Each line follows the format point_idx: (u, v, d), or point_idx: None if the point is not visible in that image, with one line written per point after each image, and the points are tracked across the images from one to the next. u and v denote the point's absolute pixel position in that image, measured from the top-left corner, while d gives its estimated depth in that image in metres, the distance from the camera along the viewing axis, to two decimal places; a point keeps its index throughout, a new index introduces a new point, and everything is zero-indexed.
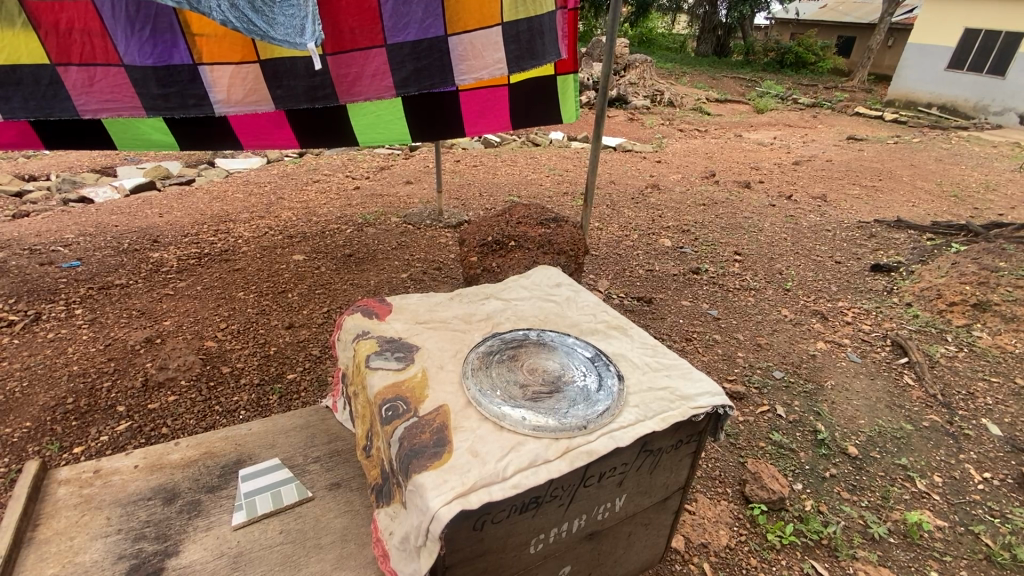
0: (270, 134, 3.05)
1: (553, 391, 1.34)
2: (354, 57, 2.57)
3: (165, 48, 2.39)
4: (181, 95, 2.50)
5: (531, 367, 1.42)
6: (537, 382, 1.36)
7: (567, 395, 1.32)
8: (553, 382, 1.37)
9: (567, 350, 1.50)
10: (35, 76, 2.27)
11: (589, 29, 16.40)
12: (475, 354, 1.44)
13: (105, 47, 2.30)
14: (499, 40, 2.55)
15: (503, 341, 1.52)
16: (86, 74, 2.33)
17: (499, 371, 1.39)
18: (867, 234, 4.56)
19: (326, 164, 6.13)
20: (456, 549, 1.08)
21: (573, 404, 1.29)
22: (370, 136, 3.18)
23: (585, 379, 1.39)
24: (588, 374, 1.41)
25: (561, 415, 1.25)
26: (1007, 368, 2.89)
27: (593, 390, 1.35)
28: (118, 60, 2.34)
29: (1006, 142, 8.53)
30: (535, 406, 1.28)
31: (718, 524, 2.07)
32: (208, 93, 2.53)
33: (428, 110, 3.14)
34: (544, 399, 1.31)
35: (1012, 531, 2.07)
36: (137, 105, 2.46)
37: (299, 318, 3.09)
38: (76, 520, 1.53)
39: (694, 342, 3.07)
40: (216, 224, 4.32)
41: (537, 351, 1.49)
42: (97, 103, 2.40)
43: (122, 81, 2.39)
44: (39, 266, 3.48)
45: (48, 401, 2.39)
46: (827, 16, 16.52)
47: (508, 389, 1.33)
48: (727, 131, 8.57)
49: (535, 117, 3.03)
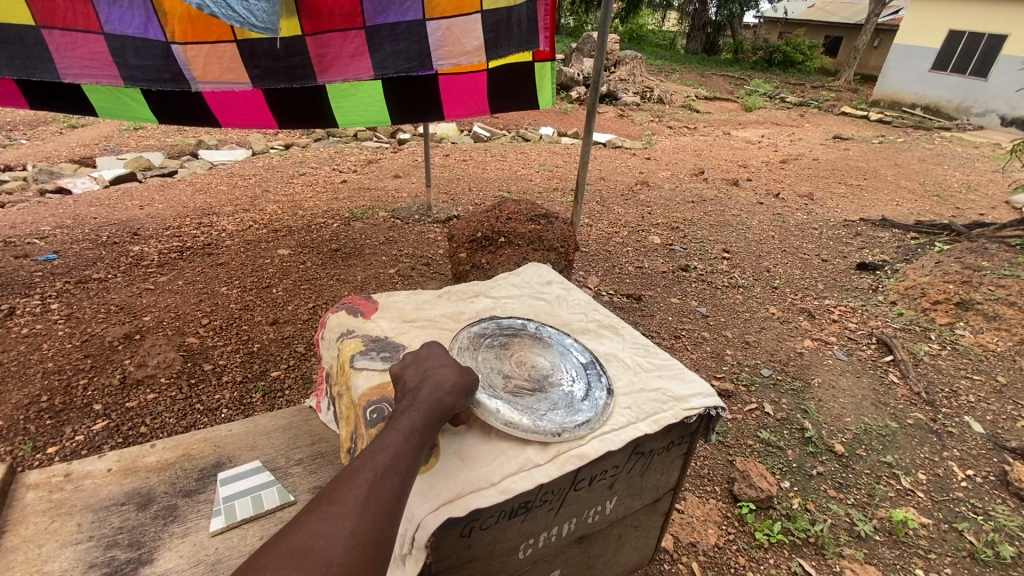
0: (247, 113, 2.96)
1: (536, 391, 1.30)
2: (333, 38, 2.51)
3: (141, 21, 2.30)
4: (156, 69, 2.42)
5: (521, 361, 1.39)
6: (521, 379, 1.33)
7: (549, 398, 1.28)
8: (538, 382, 1.33)
9: (563, 351, 1.45)
10: (22, 36, 2.19)
11: (580, 24, 16.27)
12: (467, 333, 1.42)
13: (87, 13, 2.21)
14: (477, 27, 2.50)
15: (499, 328, 1.49)
16: (69, 39, 2.25)
17: (487, 357, 1.36)
18: (853, 232, 4.59)
19: (313, 157, 6.02)
20: (443, 555, 1.04)
21: (552, 408, 1.25)
22: (349, 117, 3.12)
23: (573, 386, 1.33)
24: (577, 381, 1.35)
25: (536, 417, 1.20)
26: (989, 366, 2.93)
27: (579, 397, 1.30)
28: (98, 28, 2.26)
29: (987, 143, 8.67)
30: (512, 401, 1.24)
31: (707, 523, 2.06)
32: (183, 69, 2.46)
33: (405, 91, 3.06)
34: (524, 397, 1.27)
35: (994, 529, 2.09)
36: (115, 74, 2.39)
37: (284, 315, 3.02)
38: (45, 527, 1.47)
39: (683, 340, 3.06)
40: (199, 217, 4.22)
41: (531, 346, 1.45)
42: (78, 68, 2.32)
43: (102, 49, 2.31)
44: (13, 260, 3.37)
45: (22, 399, 2.31)
46: (815, 16, 16.67)
47: (489, 376, 1.30)
48: (716, 129, 8.57)
49: (513, 102, 3.01)
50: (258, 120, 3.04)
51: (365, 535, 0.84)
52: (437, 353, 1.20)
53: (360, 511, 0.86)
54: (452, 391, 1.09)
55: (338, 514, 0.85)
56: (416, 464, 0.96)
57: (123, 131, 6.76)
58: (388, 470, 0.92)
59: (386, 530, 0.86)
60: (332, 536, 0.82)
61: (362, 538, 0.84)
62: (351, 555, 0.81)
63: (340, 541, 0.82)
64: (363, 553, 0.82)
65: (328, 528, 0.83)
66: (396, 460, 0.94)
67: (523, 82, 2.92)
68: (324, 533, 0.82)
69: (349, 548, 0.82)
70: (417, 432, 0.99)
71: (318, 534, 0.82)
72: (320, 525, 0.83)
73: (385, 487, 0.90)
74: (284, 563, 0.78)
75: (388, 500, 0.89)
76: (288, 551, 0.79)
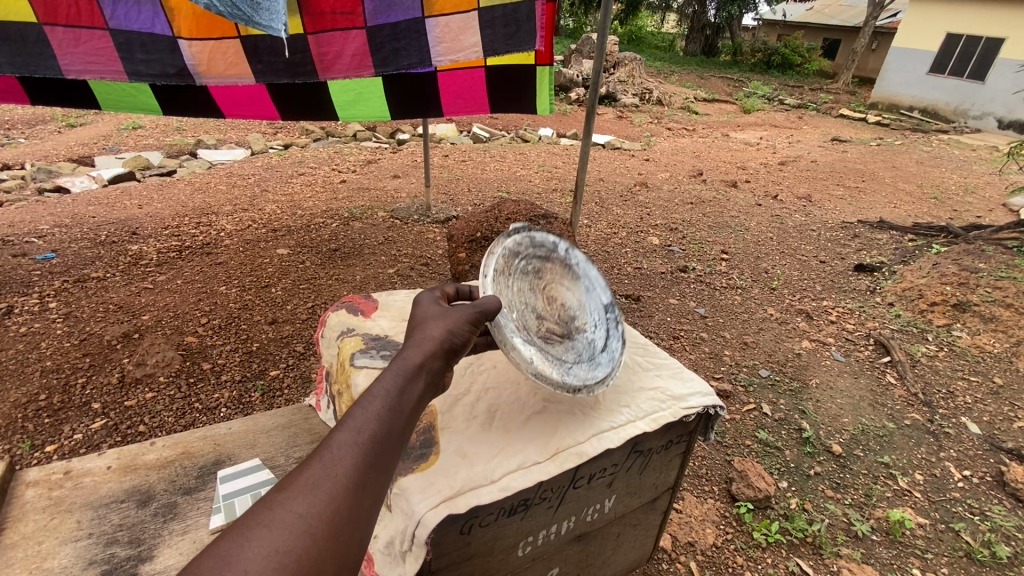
0: (251, 105, 2.95)
1: (563, 338, 1.35)
2: (335, 36, 2.53)
3: (148, 16, 2.31)
4: (161, 63, 2.43)
5: (548, 300, 1.41)
6: (550, 324, 1.36)
7: (573, 346, 1.34)
8: (564, 330, 1.38)
9: (585, 292, 1.51)
10: (22, 34, 2.19)
11: (579, 26, 16.29)
12: (503, 248, 1.31)
13: (91, 9, 2.22)
14: (476, 25, 2.51)
15: (533, 245, 1.40)
16: (72, 35, 2.25)
17: (518, 288, 1.31)
18: (851, 234, 4.60)
19: (312, 157, 6.02)
20: (442, 553, 1.05)
21: (579, 359, 1.31)
22: (350, 112, 3.13)
23: (593, 335, 1.42)
24: (597, 330, 1.45)
25: (565, 371, 1.22)
26: (985, 367, 2.95)
27: (600, 350, 1.40)
28: (103, 24, 2.26)
29: (984, 146, 8.71)
30: (543, 350, 1.24)
31: (705, 522, 2.07)
32: (188, 64, 2.47)
33: (404, 88, 3.05)
34: (553, 345, 1.29)
35: (991, 529, 2.10)
36: (119, 69, 2.38)
37: (283, 314, 3.02)
38: (44, 524, 1.48)
39: (682, 340, 3.07)
40: (197, 217, 4.21)
41: (558, 281, 1.47)
42: (81, 64, 2.31)
43: (107, 45, 2.31)
44: (12, 258, 3.37)
45: (21, 397, 2.31)
46: (814, 18, 16.73)
47: (523, 314, 1.29)
48: (714, 130, 8.59)
49: (513, 104, 3.03)
50: (261, 111, 3.01)
51: (322, 520, 0.64)
52: (426, 302, 1.03)
53: (315, 490, 0.66)
54: (436, 343, 0.90)
55: (288, 497, 0.64)
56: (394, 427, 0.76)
57: (122, 131, 6.75)
58: (356, 437, 0.71)
59: (353, 513, 0.67)
60: (276, 522, 0.62)
61: (323, 527, 0.64)
62: (307, 548, 0.62)
63: (293, 534, 0.62)
64: (324, 543, 0.63)
65: (275, 515, 0.62)
66: (365, 425, 0.73)
67: (523, 84, 2.93)
68: (270, 524, 0.61)
69: (301, 536, 0.62)
70: (392, 390, 0.79)
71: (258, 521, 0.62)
72: (264, 512, 0.62)
73: (353, 459, 0.69)
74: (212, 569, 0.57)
75: (355, 475, 0.69)
76: (216, 553, 0.58)
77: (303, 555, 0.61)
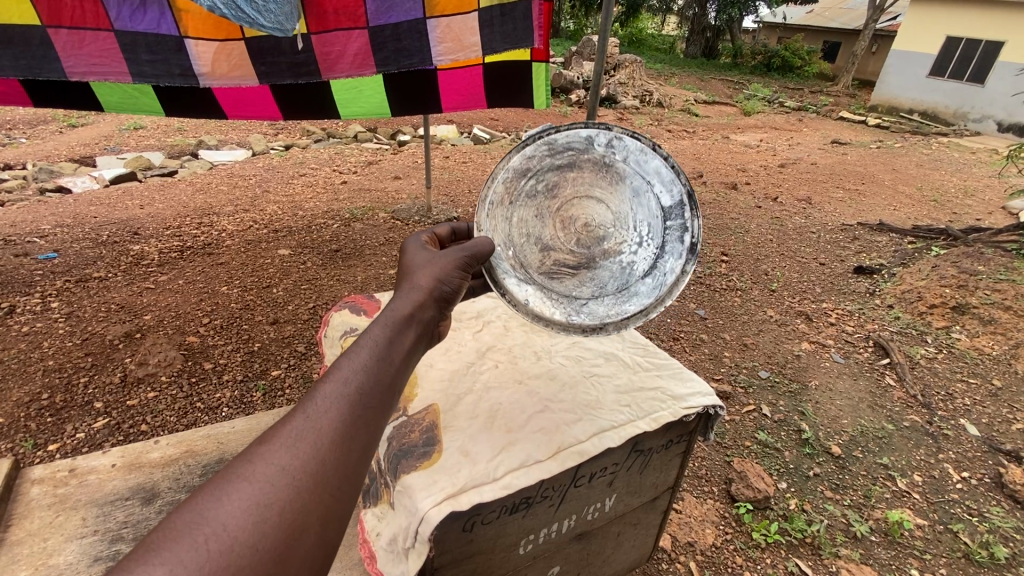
0: (253, 106, 2.93)
1: (579, 268, 1.39)
2: (337, 36, 2.55)
3: (154, 17, 2.32)
4: (167, 63, 2.44)
5: (568, 220, 1.39)
6: (565, 252, 1.40)
7: (593, 278, 1.38)
8: (583, 256, 1.40)
9: (636, 191, 1.37)
10: (26, 36, 2.21)
11: (580, 28, 16.31)
12: (505, 175, 1.30)
13: (96, 11, 2.22)
14: (475, 25, 2.55)
15: (552, 152, 1.33)
16: (77, 37, 2.26)
17: (523, 219, 1.36)
18: (851, 236, 4.62)
19: (313, 158, 6.04)
20: (445, 550, 1.06)
21: (598, 294, 1.34)
22: (351, 109, 3.10)
23: (634, 256, 1.37)
24: (642, 246, 1.37)
25: (571, 313, 1.30)
26: (984, 369, 2.96)
27: (640, 272, 1.36)
28: (108, 25, 2.27)
29: (984, 148, 8.72)
30: (548, 290, 1.32)
31: (705, 523, 2.08)
32: (193, 64, 2.50)
33: (405, 86, 3.03)
34: (563, 279, 1.36)
35: (989, 530, 2.11)
36: (124, 70, 2.40)
37: (284, 314, 3.03)
38: (50, 521, 1.50)
39: (681, 342, 3.08)
40: (199, 217, 4.23)
41: (592, 189, 1.39)
42: (85, 66, 2.34)
43: (112, 46, 2.33)
44: (14, 258, 3.38)
45: (23, 396, 2.32)
46: (814, 21, 16.78)
47: (526, 250, 1.35)
48: (715, 132, 8.61)
49: (510, 99, 3.09)
50: (264, 111, 2.99)
51: (307, 471, 0.62)
52: (414, 258, 1.03)
53: (300, 440, 0.63)
54: (421, 299, 0.91)
55: (271, 448, 0.62)
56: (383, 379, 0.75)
57: (123, 131, 6.76)
58: (341, 388, 0.70)
59: (340, 465, 0.64)
60: (258, 475, 0.60)
61: (307, 477, 0.61)
62: (291, 498, 0.59)
63: (276, 486, 0.60)
64: (309, 495, 0.60)
65: (256, 468, 0.60)
66: (353, 376, 0.72)
67: (520, 80, 3.00)
68: (251, 475, 0.59)
69: (285, 486, 0.60)
70: (380, 341, 0.78)
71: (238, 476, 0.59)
72: (245, 465, 0.60)
73: (338, 410, 0.68)
74: (191, 521, 0.55)
75: (342, 423, 0.67)
76: (194, 507, 0.56)
77: (286, 508, 0.59)
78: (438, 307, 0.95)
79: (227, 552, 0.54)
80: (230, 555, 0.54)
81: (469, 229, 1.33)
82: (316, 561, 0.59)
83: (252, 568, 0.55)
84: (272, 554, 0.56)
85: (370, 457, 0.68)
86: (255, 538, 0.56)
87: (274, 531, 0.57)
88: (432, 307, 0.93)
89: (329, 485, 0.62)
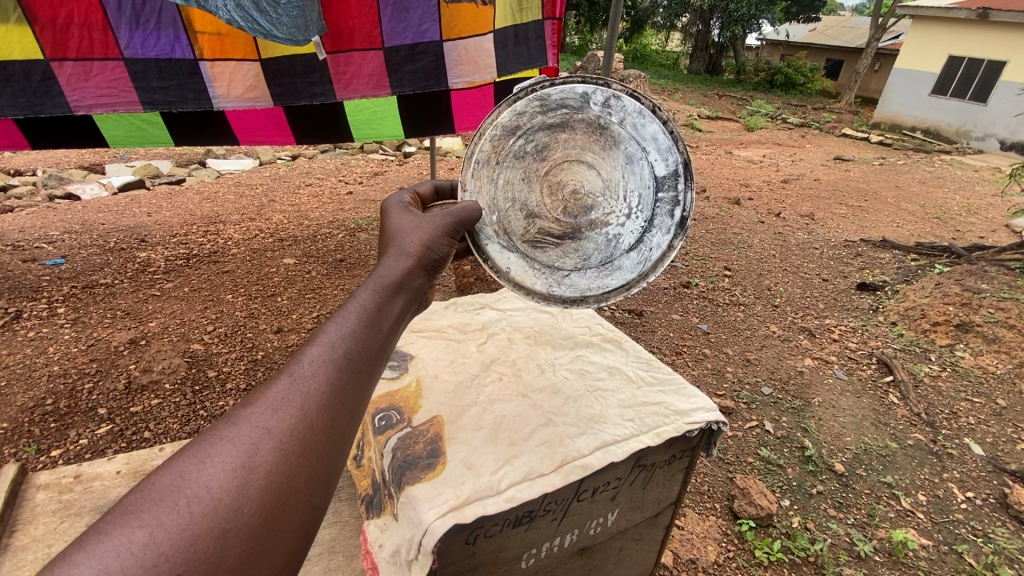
0: (266, 129, 2.96)
1: (563, 239, 1.41)
2: (353, 57, 2.64)
3: (167, 41, 2.38)
4: (179, 88, 2.49)
5: (557, 184, 1.39)
6: (551, 221, 1.41)
7: (577, 247, 1.41)
8: (569, 227, 1.41)
9: (630, 158, 1.37)
10: (27, 72, 2.21)
11: (584, 44, 16.54)
12: (494, 133, 1.30)
13: (105, 40, 2.27)
14: (490, 47, 2.72)
15: (543, 109, 1.32)
16: (82, 69, 2.29)
17: (510, 181, 1.37)
18: (854, 253, 4.63)
19: (319, 168, 6.10)
20: (448, 562, 1.05)
21: (581, 266, 1.39)
22: (364, 132, 3.15)
23: (620, 227, 1.40)
24: (629, 217, 1.40)
25: (552, 283, 1.37)
26: (989, 388, 2.95)
27: (625, 246, 1.39)
28: (118, 53, 2.31)
29: (986, 167, 8.77)
30: (531, 258, 1.37)
31: (707, 540, 2.06)
32: (209, 87, 2.54)
33: (417, 108, 3.07)
34: (546, 249, 1.40)
35: (994, 551, 2.09)
36: (133, 100, 2.44)
37: (288, 323, 3.04)
38: (54, 527, 1.60)
39: (684, 356, 3.08)
40: (205, 225, 4.27)
41: (583, 152, 1.39)
42: (92, 98, 2.36)
43: (120, 75, 2.36)
44: (22, 264, 3.41)
45: (27, 401, 2.33)
46: (816, 40, 17.00)
47: (511, 216, 1.37)
48: (718, 148, 8.66)
49: None
50: (275, 136, 3.03)
51: (292, 432, 0.62)
52: (402, 222, 1.04)
53: (282, 400, 0.64)
54: (411, 266, 0.92)
55: (255, 411, 0.63)
56: (365, 338, 0.75)
57: None
58: (326, 353, 0.71)
59: (326, 430, 0.65)
60: (239, 435, 0.60)
61: (293, 440, 0.62)
62: (275, 462, 0.60)
63: (259, 450, 0.60)
64: (296, 457, 0.61)
65: (241, 430, 0.60)
66: (339, 341, 0.73)
67: None
68: (234, 438, 0.60)
69: (267, 449, 0.60)
70: (368, 307, 0.80)
71: (219, 440, 0.59)
72: (228, 428, 0.61)
73: (324, 375, 0.68)
74: (172, 485, 0.55)
75: (326, 387, 0.68)
76: (175, 471, 0.56)
77: (272, 470, 0.59)
78: (426, 276, 0.96)
79: (211, 515, 0.54)
80: (214, 518, 0.54)
81: (452, 187, 1.36)
82: (299, 526, 0.59)
83: (238, 531, 0.55)
84: (258, 516, 0.57)
85: (358, 421, 0.69)
86: (238, 501, 0.56)
87: (259, 494, 0.57)
88: (421, 275, 0.94)
89: (315, 444, 0.63)
